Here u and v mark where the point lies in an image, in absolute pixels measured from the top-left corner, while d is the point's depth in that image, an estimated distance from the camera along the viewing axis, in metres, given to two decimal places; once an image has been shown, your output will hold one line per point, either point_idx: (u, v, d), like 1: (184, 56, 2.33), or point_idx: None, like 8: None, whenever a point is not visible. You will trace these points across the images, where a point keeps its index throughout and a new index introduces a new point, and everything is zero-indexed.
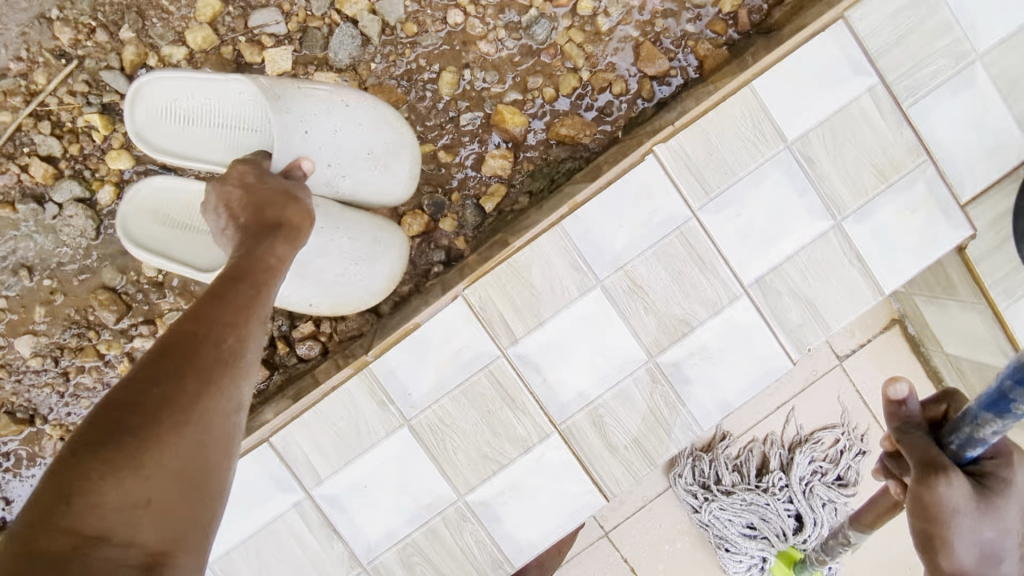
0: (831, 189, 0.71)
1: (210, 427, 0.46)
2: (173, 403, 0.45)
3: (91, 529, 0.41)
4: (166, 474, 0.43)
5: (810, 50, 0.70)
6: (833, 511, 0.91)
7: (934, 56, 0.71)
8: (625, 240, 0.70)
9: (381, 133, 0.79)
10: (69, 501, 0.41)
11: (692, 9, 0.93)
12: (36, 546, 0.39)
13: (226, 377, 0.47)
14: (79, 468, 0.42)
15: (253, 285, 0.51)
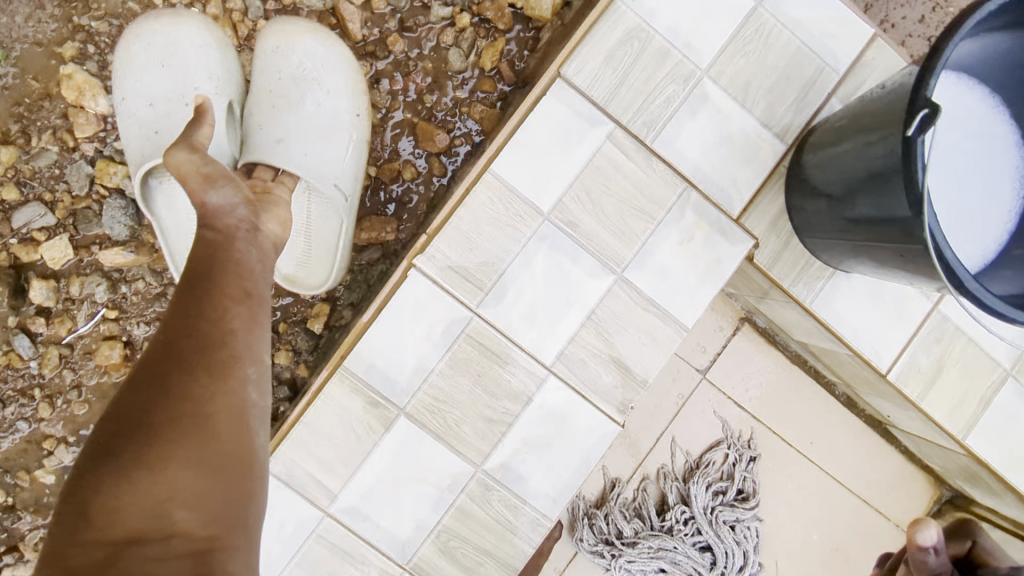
0: (602, 245, 0.70)
1: (212, 411, 0.44)
2: (163, 413, 0.44)
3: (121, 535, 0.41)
4: (182, 467, 0.43)
5: (540, 117, 0.69)
6: (742, 531, 0.90)
7: (662, 85, 0.70)
8: (414, 362, 0.68)
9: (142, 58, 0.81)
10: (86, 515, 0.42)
11: (455, 76, 0.90)
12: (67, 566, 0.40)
13: (208, 370, 0.45)
14: (96, 479, 0.42)
15: (210, 264, 0.48)
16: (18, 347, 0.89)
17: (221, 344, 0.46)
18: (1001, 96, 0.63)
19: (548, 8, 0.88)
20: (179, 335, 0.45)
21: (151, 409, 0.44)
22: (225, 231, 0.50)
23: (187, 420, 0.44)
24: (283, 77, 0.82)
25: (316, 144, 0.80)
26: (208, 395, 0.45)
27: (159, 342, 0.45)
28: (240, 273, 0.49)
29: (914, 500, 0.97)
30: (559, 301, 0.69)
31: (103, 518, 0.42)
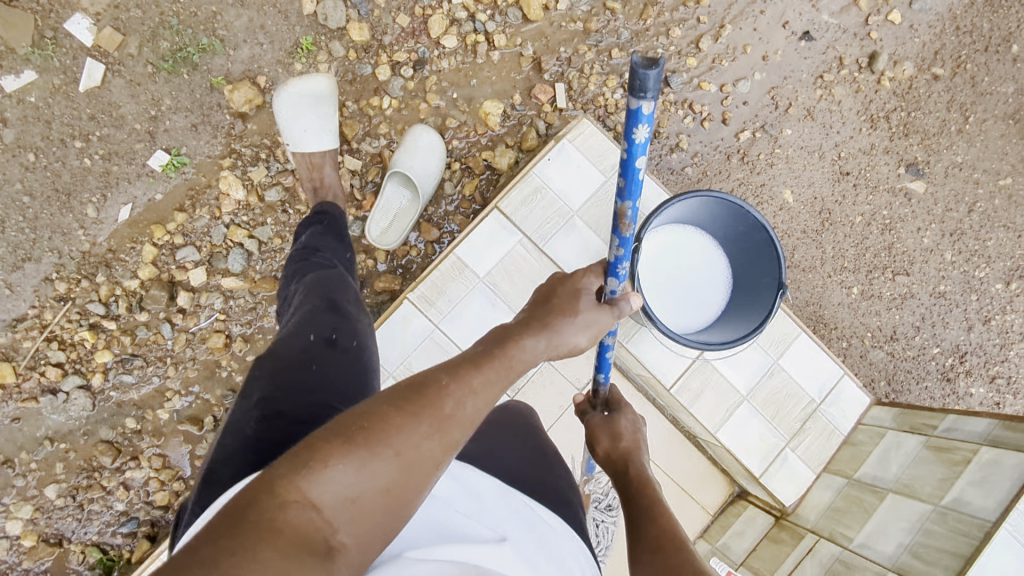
0: (511, 299, 1.29)
1: (491, 390, 0.69)
2: (429, 405, 0.63)
3: (429, 411, 0.63)
4: (468, 416, 0.65)
5: (481, 227, 1.30)
6: (604, 528, 1.38)
7: (552, 217, 1.31)
8: (401, 350, 1.26)
9: (299, 100, 1.41)
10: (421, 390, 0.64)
11: (447, 198, 1.53)
12: (392, 407, 0.62)
13: (463, 413, 0.65)
14: (438, 380, 0.66)
15: (539, 330, 0.79)
16: (163, 330, 1.45)
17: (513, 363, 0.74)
18: (734, 249, 1.18)
19: (504, 164, 1.52)
20: (461, 386, 0.66)
21: (470, 381, 0.67)
22: (519, 351, 0.76)
23: (440, 431, 0.63)
24: (408, 145, 1.48)
25: (425, 173, 1.47)
26: (452, 428, 0.64)
27: (454, 380, 0.66)
28: (541, 345, 0.79)
29: (717, 491, 1.48)
30: (484, 329, 1.26)
31: (431, 398, 0.64)
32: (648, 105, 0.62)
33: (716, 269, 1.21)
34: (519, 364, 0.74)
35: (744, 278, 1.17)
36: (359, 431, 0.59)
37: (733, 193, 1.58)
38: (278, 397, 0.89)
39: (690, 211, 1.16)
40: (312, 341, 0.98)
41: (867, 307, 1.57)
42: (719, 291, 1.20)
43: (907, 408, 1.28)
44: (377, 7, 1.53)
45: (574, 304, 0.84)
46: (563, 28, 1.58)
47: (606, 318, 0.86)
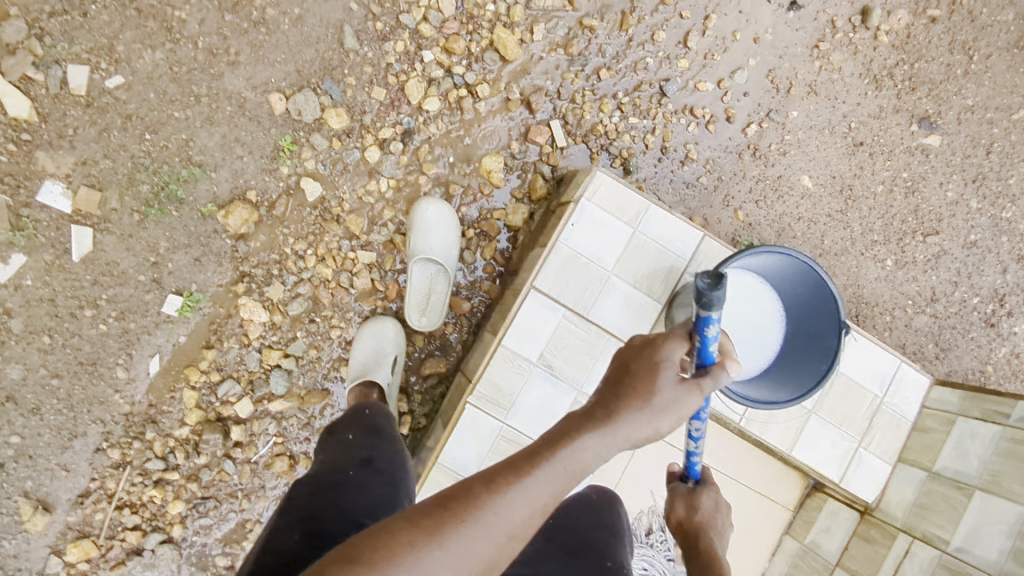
0: (568, 374, 1.29)
1: (523, 500, 0.67)
2: (451, 522, 0.64)
3: (447, 529, 0.63)
4: (491, 533, 0.65)
5: (523, 311, 1.28)
6: None
7: (589, 283, 1.30)
8: (474, 452, 1.26)
9: (378, 346, 1.42)
10: (446, 506, 0.65)
11: (468, 267, 1.50)
12: (414, 526, 0.63)
13: (486, 528, 0.65)
14: (466, 494, 0.66)
15: (599, 421, 0.76)
16: (226, 468, 1.44)
17: (556, 467, 0.71)
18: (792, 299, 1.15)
19: (519, 221, 1.48)
20: (489, 498, 0.66)
21: (500, 490, 0.67)
22: (575, 453, 0.72)
23: (456, 550, 0.63)
24: (419, 223, 1.42)
25: (444, 249, 1.42)
26: (468, 547, 0.63)
27: (488, 492, 0.66)
28: (601, 440, 0.74)
29: (793, 487, 1.49)
30: (549, 412, 1.27)
31: (454, 515, 0.65)
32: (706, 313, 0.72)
33: (773, 317, 1.19)
34: (571, 466, 0.71)
35: (804, 326, 1.14)
36: (369, 550, 0.61)
37: (752, 191, 1.55)
38: (326, 512, 0.90)
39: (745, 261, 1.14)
40: (345, 459, 1.02)
41: (902, 276, 1.58)
42: (774, 334, 1.19)
43: (972, 391, 1.35)
44: (349, 85, 1.43)
45: (646, 388, 0.78)
46: (545, 59, 1.50)
47: (686, 400, 0.78)
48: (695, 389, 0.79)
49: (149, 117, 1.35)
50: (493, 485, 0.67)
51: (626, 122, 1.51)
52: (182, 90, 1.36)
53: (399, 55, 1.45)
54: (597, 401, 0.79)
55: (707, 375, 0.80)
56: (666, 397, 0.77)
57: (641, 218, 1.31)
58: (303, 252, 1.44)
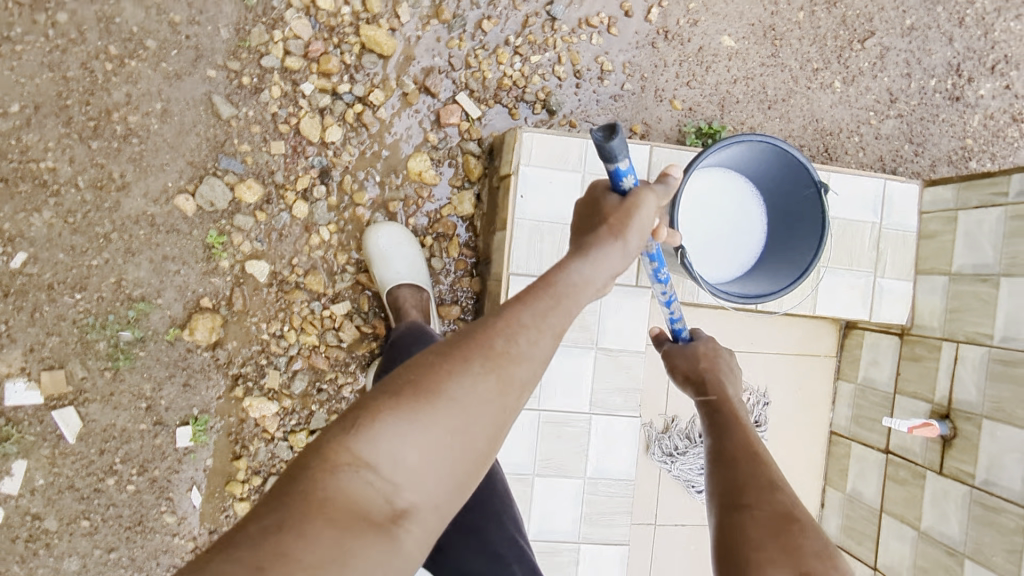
0: (580, 337, 1.26)
1: (535, 319, 0.68)
2: (475, 351, 0.64)
3: (475, 357, 0.63)
4: (517, 354, 0.65)
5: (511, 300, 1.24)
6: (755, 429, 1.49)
7: (562, 244, 1.25)
8: (525, 448, 1.25)
9: None
10: (466, 339, 0.65)
11: (442, 272, 1.45)
12: (443, 360, 0.63)
13: (515, 348, 0.65)
14: (482, 329, 0.66)
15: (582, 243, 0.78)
16: None
17: (557, 285, 0.72)
18: (776, 207, 1.15)
19: (469, 209, 1.43)
20: (505, 326, 0.66)
21: (511, 316, 0.67)
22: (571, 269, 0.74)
23: (493, 374, 0.63)
24: (377, 254, 1.35)
25: (411, 265, 1.36)
26: (495, 368, 0.64)
27: (485, 335, 0.65)
28: (592, 253, 0.76)
29: (826, 336, 1.53)
30: (578, 381, 1.26)
31: (475, 342, 0.64)
32: (622, 161, 0.78)
33: (753, 224, 1.17)
34: (568, 281, 0.73)
35: (785, 227, 1.14)
36: (408, 385, 0.61)
37: (681, 74, 1.47)
38: None
39: (720, 158, 1.11)
40: None
41: (856, 91, 1.52)
42: (753, 232, 1.18)
43: (962, 179, 1.29)
44: (247, 153, 1.35)
45: (605, 216, 0.80)
46: (424, 37, 1.40)
47: (645, 214, 0.80)
48: (649, 203, 0.81)
49: (71, 277, 1.28)
50: (498, 324, 0.66)
51: (530, 63, 1.43)
52: (88, 236, 1.28)
53: (279, 100, 1.36)
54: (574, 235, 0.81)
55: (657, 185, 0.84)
56: (626, 215, 0.79)
57: (584, 159, 1.25)
58: (281, 331, 1.39)
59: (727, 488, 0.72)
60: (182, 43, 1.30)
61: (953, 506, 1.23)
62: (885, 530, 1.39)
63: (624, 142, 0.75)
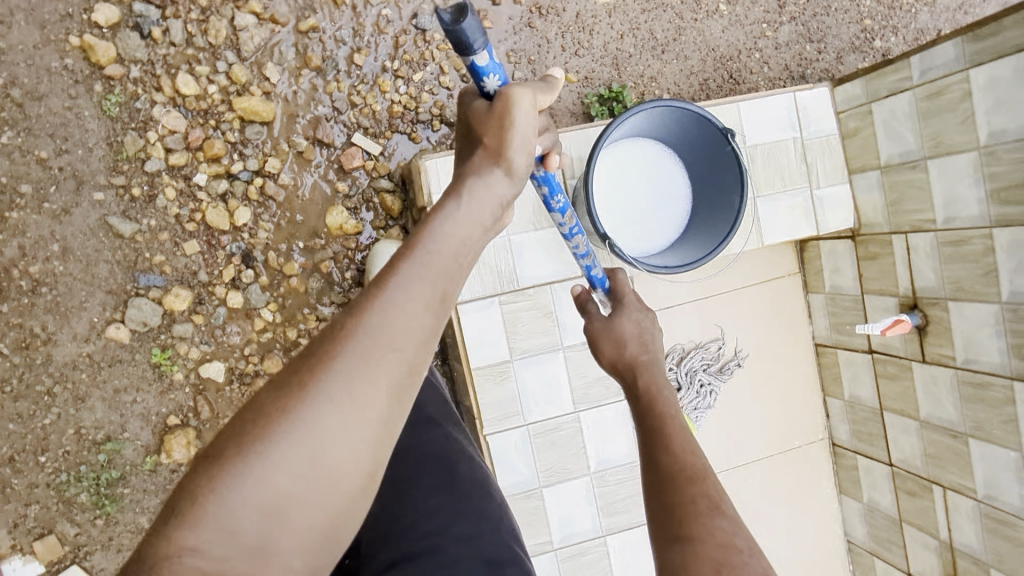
0: (544, 342, 1.26)
1: (412, 289, 0.55)
2: (338, 348, 0.51)
3: (337, 356, 0.51)
4: (391, 341, 0.52)
5: (466, 328, 1.22)
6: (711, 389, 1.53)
7: (499, 257, 1.23)
8: (524, 463, 1.26)
9: None
10: (328, 331, 0.53)
11: None
12: (303, 364, 0.52)
13: (385, 336, 0.52)
14: (347, 312, 0.54)
15: (465, 174, 0.68)
16: None
17: (440, 237, 0.60)
18: (699, 170, 1.14)
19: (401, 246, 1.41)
20: (370, 306, 0.53)
21: (384, 287, 0.54)
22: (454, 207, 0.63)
23: (363, 371, 0.51)
24: (374, 272, 1.33)
25: None
26: (365, 364, 0.51)
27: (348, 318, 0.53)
28: (475, 185, 0.66)
29: (784, 257, 1.57)
30: (555, 383, 1.26)
31: (336, 335, 0.52)
32: (481, 54, 0.64)
33: (678, 192, 1.16)
34: (453, 225, 0.61)
35: (708, 189, 1.13)
36: (260, 410, 0.50)
37: (569, 46, 1.43)
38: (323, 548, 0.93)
39: (636, 126, 1.09)
40: None
41: (743, 9, 1.49)
42: (679, 201, 1.16)
43: (867, 72, 1.27)
44: (162, 262, 1.31)
45: (478, 136, 0.69)
46: (299, 90, 1.34)
47: (525, 115, 0.68)
48: (520, 104, 0.68)
49: (29, 442, 1.27)
50: (363, 299, 0.54)
51: (414, 83, 1.38)
52: (32, 398, 1.26)
53: (177, 199, 1.31)
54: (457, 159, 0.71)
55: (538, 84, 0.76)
56: (501, 119, 0.68)
57: None
58: None
59: (662, 522, 0.65)
60: (59, 177, 1.25)
61: (944, 390, 1.25)
62: (890, 425, 1.42)
63: (479, 27, 0.62)
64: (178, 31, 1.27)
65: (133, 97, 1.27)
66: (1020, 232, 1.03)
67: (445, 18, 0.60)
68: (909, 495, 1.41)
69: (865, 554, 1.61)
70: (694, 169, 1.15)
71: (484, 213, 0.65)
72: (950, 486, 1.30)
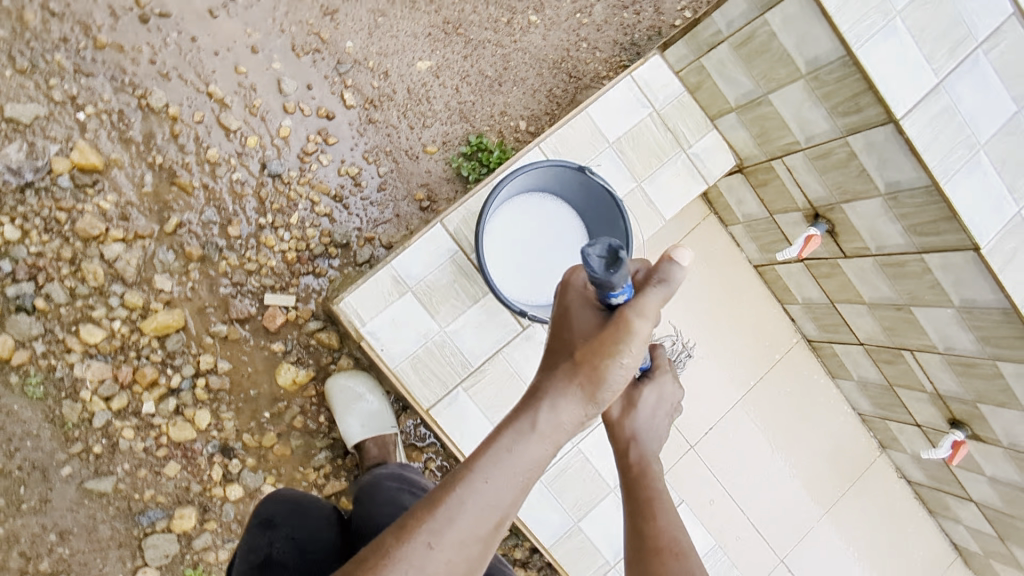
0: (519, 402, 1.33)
1: (472, 509, 0.64)
2: (410, 550, 0.61)
3: (402, 554, 0.61)
4: (446, 552, 0.62)
5: (446, 425, 1.30)
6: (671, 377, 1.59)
7: (444, 352, 1.30)
8: (554, 510, 1.35)
9: None
10: (405, 525, 0.63)
11: None
12: (378, 551, 0.62)
13: (444, 556, 0.62)
14: (418, 512, 0.64)
15: (558, 378, 0.72)
16: None
17: (514, 450, 0.68)
18: (583, 204, 1.25)
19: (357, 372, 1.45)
20: (437, 522, 0.63)
21: (455, 500, 0.64)
22: (538, 420, 0.70)
23: (422, 574, 0.61)
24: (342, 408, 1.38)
25: (377, 414, 1.40)
26: (423, 571, 0.61)
27: (421, 517, 0.63)
28: (561, 398, 0.70)
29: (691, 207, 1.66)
30: None
31: (408, 535, 0.62)
32: (620, 293, 0.70)
33: (573, 227, 1.27)
34: (531, 440, 0.69)
35: (597, 218, 1.24)
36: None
37: (415, 122, 1.45)
38: (299, 511, 1.07)
39: (517, 183, 1.20)
40: (312, 516, 1.07)
41: (553, 10, 1.52)
42: (577, 236, 1.27)
43: (684, 32, 1.31)
44: (152, 495, 1.34)
45: (580, 345, 0.72)
46: (194, 284, 1.35)
47: (631, 349, 0.69)
48: (636, 339, 0.69)
49: None
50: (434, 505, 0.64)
51: (294, 224, 1.40)
52: None
53: (136, 435, 1.33)
54: (556, 346, 0.76)
55: (654, 286, 0.71)
56: (603, 347, 0.69)
57: (401, 279, 1.28)
58: None
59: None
60: (23, 473, 1.28)
61: (874, 275, 1.34)
62: (846, 314, 1.51)
63: (626, 269, 0.69)
64: (58, 291, 1.28)
65: (51, 369, 1.29)
66: (869, 134, 1.10)
67: (590, 250, 0.68)
68: (888, 365, 1.52)
69: (878, 421, 1.72)
70: (579, 204, 1.26)
71: (563, 427, 0.71)
72: (916, 348, 1.39)
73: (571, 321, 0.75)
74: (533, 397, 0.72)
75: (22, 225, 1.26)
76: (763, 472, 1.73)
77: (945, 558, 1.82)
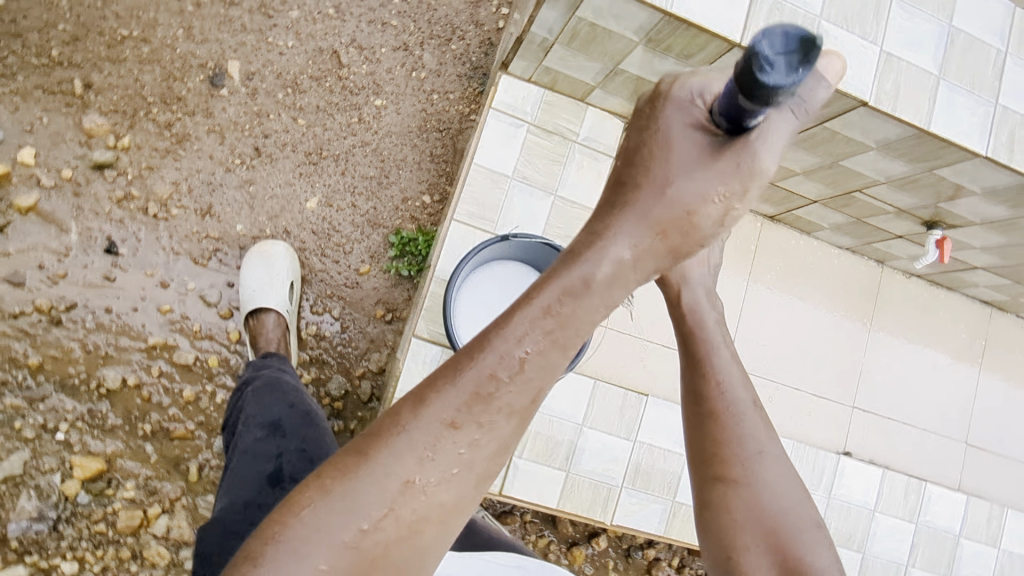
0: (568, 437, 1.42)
1: (516, 367, 0.57)
2: (439, 412, 0.56)
3: (435, 425, 0.56)
4: (478, 420, 0.57)
5: (521, 493, 1.38)
6: None
7: None
8: (648, 500, 1.45)
9: None
10: (441, 380, 0.57)
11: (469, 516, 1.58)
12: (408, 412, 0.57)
13: (483, 420, 0.57)
14: (456, 364, 0.58)
15: (628, 203, 0.64)
16: None
17: (583, 291, 0.59)
18: (524, 254, 1.29)
19: None
20: (472, 378, 0.57)
21: (499, 346, 0.57)
22: (604, 253, 0.61)
23: (456, 441, 0.56)
24: None
25: None
26: (451, 440, 0.56)
27: (451, 385, 0.57)
28: (634, 226, 0.62)
29: None
30: (603, 445, 1.43)
31: (440, 393, 0.57)
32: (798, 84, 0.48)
33: (526, 277, 1.32)
34: (597, 275, 0.60)
35: (543, 260, 1.28)
36: (369, 438, 0.57)
37: (337, 253, 1.47)
38: (269, 448, 1.08)
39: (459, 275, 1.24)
40: (258, 471, 1.05)
41: (390, 82, 1.52)
42: (534, 282, 1.31)
43: (515, 49, 1.33)
44: None
45: (682, 171, 0.64)
46: None
47: (748, 167, 0.63)
48: (758, 179, 0.64)
49: None
50: (481, 351, 0.57)
51: None
52: None
53: None
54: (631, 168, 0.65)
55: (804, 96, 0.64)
56: (725, 165, 0.63)
57: (412, 403, 1.33)
58: None
59: (700, 450, 0.83)
60: None
61: (794, 153, 1.39)
62: (789, 187, 1.57)
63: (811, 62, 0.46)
64: None
65: None
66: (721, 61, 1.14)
67: (765, 46, 0.45)
68: (847, 207, 1.58)
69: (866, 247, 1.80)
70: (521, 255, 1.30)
71: (620, 273, 0.61)
72: (862, 187, 1.45)
73: (673, 143, 0.64)
74: (598, 228, 0.63)
75: (75, 555, 1.31)
76: (797, 347, 1.81)
77: (982, 316, 1.93)
